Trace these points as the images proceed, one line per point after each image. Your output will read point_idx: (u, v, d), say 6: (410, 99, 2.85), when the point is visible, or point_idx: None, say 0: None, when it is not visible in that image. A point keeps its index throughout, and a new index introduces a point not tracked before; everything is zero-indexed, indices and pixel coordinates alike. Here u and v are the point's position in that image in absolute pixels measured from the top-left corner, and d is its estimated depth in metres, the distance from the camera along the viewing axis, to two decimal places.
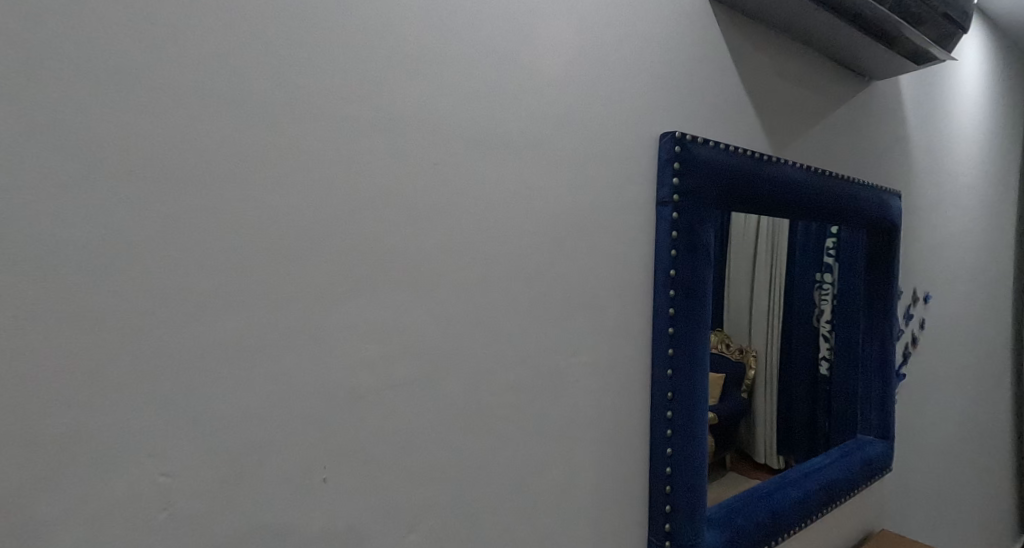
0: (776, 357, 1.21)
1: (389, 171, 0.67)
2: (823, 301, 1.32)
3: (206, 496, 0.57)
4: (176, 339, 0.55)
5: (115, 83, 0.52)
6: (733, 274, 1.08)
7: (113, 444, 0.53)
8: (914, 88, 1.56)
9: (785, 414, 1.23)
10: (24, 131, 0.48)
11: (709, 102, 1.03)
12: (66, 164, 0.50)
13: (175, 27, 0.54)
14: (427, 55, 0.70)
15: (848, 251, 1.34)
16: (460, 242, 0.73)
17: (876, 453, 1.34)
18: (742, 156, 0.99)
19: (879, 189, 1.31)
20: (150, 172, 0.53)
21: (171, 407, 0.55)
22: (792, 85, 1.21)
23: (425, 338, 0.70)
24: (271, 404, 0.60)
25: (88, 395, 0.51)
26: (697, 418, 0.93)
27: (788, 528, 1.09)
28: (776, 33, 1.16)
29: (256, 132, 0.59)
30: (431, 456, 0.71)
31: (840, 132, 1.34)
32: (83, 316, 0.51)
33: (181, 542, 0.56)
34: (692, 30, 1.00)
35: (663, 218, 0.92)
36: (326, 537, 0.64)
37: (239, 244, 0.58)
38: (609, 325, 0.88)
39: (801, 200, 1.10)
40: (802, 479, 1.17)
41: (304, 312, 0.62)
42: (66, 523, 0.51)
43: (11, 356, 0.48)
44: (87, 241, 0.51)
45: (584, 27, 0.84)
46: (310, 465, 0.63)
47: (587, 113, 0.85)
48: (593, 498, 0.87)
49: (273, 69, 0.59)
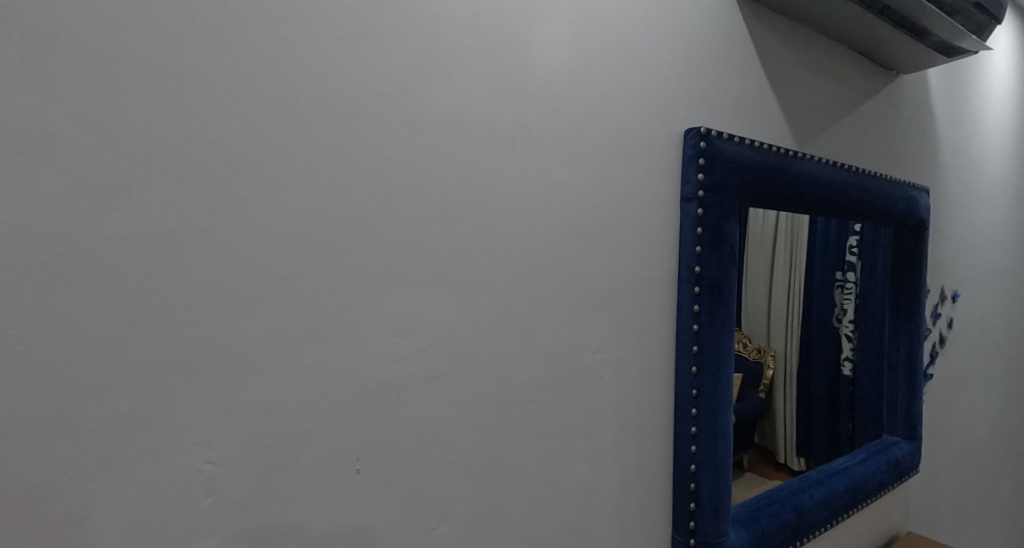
0: (796, 355, 1.20)
1: (421, 168, 0.68)
2: (846, 299, 1.30)
3: (248, 484, 0.59)
4: (218, 331, 0.57)
5: (162, 83, 0.53)
6: (754, 272, 1.07)
7: (161, 432, 0.54)
8: (942, 82, 1.53)
9: (804, 414, 1.23)
10: (80, 130, 0.50)
11: (735, 99, 1.02)
12: (118, 160, 0.52)
13: (214, 25, 0.56)
14: (457, 52, 0.71)
15: (871, 248, 1.32)
16: (490, 239, 0.74)
17: (903, 455, 1.33)
18: (767, 151, 0.98)
19: (905, 185, 1.29)
20: (193, 171, 0.55)
21: (214, 397, 0.57)
22: (819, 80, 1.20)
23: (453, 334, 0.71)
24: (307, 398, 0.61)
25: (137, 384, 0.53)
26: (723, 416, 0.92)
27: (813, 529, 1.09)
28: (802, 27, 1.15)
29: (293, 129, 0.60)
30: (460, 450, 0.72)
31: (867, 129, 1.33)
32: (131, 307, 0.53)
33: (224, 528, 0.58)
34: (719, 25, 0.99)
35: (687, 215, 0.92)
36: (361, 525, 0.65)
37: (276, 240, 0.59)
38: (633, 321, 0.89)
39: (826, 195, 1.09)
40: (827, 479, 1.17)
41: (339, 308, 0.63)
42: (117, 508, 0.53)
43: (68, 344, 0.50)
44: (134, 236, 0.53)
45: (613, 22, 0.84)
46: (345, 458, 0.64)
47: (613, 110, 0.85)
48: (619, 492, 0.88)
49: (308, 65, 0.60)
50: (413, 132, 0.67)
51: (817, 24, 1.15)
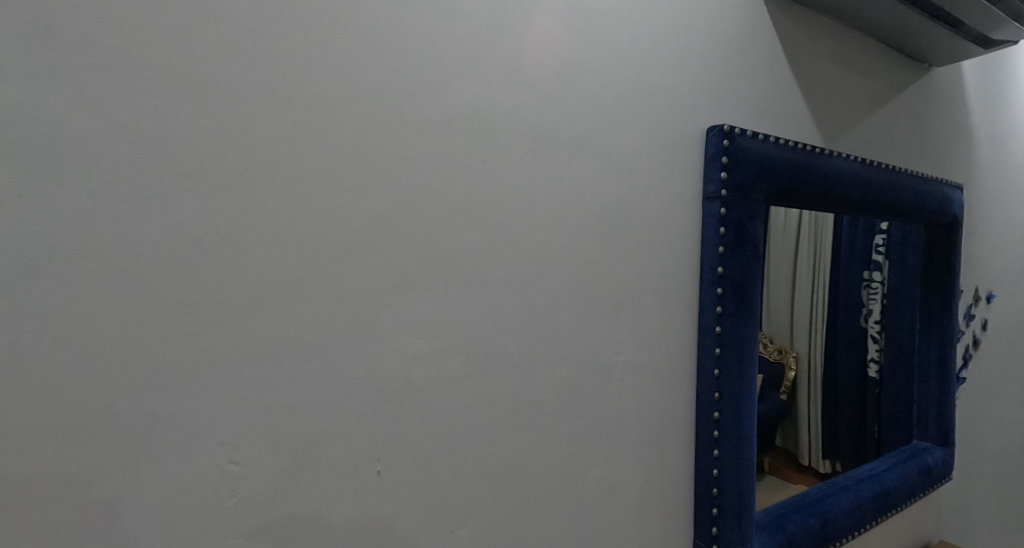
0: (820, 356, 1.18)
1: (440, 170, 0.68)
2: (872, 300, 1.27)
3: (271, 484, 0.59)
4: (241, 333, 0.57)
5: (188, 87, 0.54)
6: (776, 272, 1.05)
7: (186, 432, 0.55)
8: (976, 74, 1.48)
9: (829, 417, 1.21)
10: (110, 134, 0.51)
11: (760, 94, 1.00)
12: (145, 164, 0.52)
13: (239, 28, 0.56)
14: (477, 53, 0.70)
15: (900, 247, 1.29)
16: (509, 239, 0.73)
17: (935, 462, 1.29)
18: (793, 149, 0.96)
19: (937, 182, 1.25)
20: (218, 173, 0.56)
21: (239, 398, 0.57)
22: (847, 74, 1.17)
23: (474, 334, 0.71)
24: (328, 398, 0.62)
25: (162, 384, 0.54)
26: (746, 419, 0.91)
27: (841, 536, 1.07)
28: (829, 19, 1.12)
29: (313, 132, 0.60)
30: (480, 452, 0.72)
31: (898, 123, 1.29)
32: (157, 308, 0.53)
33: (247, 527, 0.58)
34: (743, 19, 0.97)
35: (709, 214, 0.90)
36: (381, 526, 0.66)
37: (298, 242, 0.60)
38: (654, 322, 0.88)
39: (855, 193, 1.06)
40: (855, 486, 1.14)
41: (360, 309, 0.63)
42: (143, 505, 0.54)
43: (96, 345, 0.51)
44: (160, 238, 0.53)
45: (634, 18, 0.83)
46: (367, 458, 0.64)
47: (633, 106, 0.84)
48: (639, 494, 0.87)
49: (329, 68, 0.61)
50: (432, 131, 0.67)
51: (844, 16, 1.12)
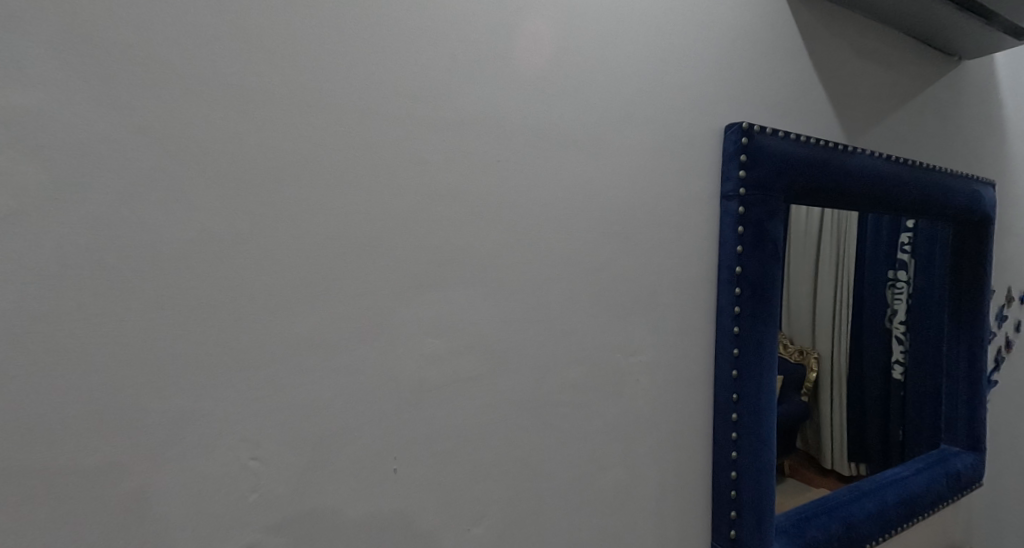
0: (844, 358, 1.15)
1: (455, 171, 0.68)
2: (897, 300, 1.25)
3: (290, 480, 0.60)
4: (259, 332, 0.58)
5: (209, 90, 0.55)
6: (796, 272, 1.04)
7: (207, 428, 0.56)
8: (1009, 67, 1.44)
9: (853, 420, 1.18)
10: (136, 138, 0.53)
11: (781, 90, 0.99)
12: (168, 167, 0.54)
13: (258, 33, 0.57)
14: (494, 54, 0.71)
15: (928, 246, 1.26)
16: (525, 240, 0.73)
17: (964, 467, 1.26)
18: (814, 146, 0.94)
19: (968, 179, 1.22)
20: (237, 175, 0.57)
21: (257, 395, 0.58)
22: (872, 68, 1.14)
23: (487, 333, 0.71)
24: (345, 397, 0.63)
25: (185, 381, 0.55)
26: (765, 421, 0.89)
27: (864, 542, 1.04)
28: (851, 12, 1.10)
29: (330, 133, 0.61)
30: (495, 452, 0.72)
31: (925, 119, 1.26)
32: (179, 307, 0.55)
33: (267, 522, 0.60)
34: (764, 15, 0.96)
35: (727, 213, 0.89)
36: (397, 524, 0.66)
37: (314, 243, 0.60)
38: (672, 322, 0.87)
39: (879, 190, 1.03)
40: (880, 490, 1.11)
41: (376, 309, 0.64)
42: (167, 500, 0.55)
43: (121, 344, 0.53)
44: (181, 239, 0.55)
45: (652, 17, 0.83)
46: (383, 457, 0.65)
47: (649, 105, 0.83)
48: (657, 494, 0.86)
49: (345, 69, 0.62)
50: (448, 132, 0.68)
51: (867, 9, 1.10)
